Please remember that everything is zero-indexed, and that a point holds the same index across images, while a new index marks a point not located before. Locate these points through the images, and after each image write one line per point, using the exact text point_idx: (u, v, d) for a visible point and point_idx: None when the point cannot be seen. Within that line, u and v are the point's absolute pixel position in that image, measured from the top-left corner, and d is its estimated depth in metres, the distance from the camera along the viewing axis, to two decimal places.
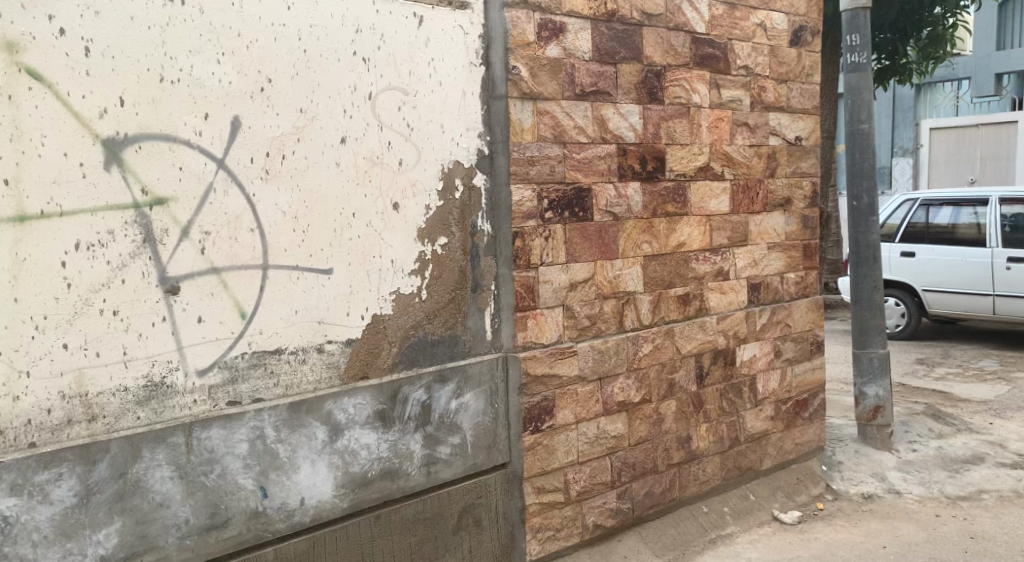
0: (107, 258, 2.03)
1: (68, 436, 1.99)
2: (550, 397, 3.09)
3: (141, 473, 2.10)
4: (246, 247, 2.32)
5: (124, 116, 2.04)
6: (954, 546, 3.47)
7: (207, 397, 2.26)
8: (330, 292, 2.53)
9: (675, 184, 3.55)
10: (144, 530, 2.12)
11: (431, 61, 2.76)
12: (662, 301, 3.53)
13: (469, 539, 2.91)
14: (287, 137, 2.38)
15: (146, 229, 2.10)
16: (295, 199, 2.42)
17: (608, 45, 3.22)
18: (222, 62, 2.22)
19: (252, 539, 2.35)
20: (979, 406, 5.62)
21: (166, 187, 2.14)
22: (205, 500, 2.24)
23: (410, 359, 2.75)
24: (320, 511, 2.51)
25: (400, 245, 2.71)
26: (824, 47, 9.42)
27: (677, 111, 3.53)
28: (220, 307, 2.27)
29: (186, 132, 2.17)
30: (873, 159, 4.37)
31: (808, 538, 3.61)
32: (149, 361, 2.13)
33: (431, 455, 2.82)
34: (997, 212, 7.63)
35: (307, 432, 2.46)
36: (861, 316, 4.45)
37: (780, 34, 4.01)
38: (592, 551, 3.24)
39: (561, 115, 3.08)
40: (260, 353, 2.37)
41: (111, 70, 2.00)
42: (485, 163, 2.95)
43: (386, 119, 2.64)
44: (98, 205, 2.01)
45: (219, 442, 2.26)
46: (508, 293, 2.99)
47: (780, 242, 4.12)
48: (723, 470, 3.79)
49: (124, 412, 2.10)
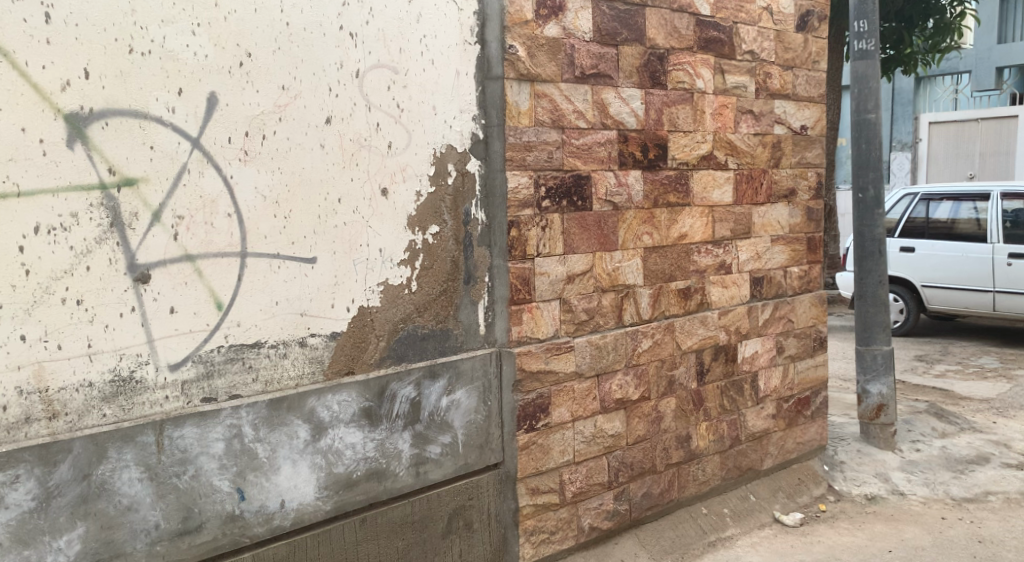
0: (70, 243, 1.87)
1: (26, 435, 1.84)
2: (546, 395, 2.95)
3: (107, 474, 1.95)
4: (223, 233, 2.16)
5: (90, 90, 1.88)
6: (963, 550, 3.35)
7: (179, 394, 2.11)
8: (314, 282, 2.38)
9: (677, 174, 3.41)
10: (110, 536, 1.97)
11: (423, 38, 2.60)
12: (662, 294, 3.39)
13: (459, 543, 2.77)
14: (268, 115, 2.23)
15: (113, 212, 1.94)
16: (276, 181, 2.26)
17: (609, 26, 3.06)
18: (197, 33, 2.06)
19: (228, 544, 2.21)
20: (981, 404, 5.51)
21: (136, 166, 1.98)
22: (177, 503, 2.09)
23: (399, 354, 2.61)
24: (302, 514, 2.37)
25: (388, 233, 2.55)
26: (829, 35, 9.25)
27: (681, 96, 3.38)
28: (195, 297, 2.12)
29: (158, 108, 2.00)
30: (879, 150, 4.23)
31: (811, 541, 3.48)
32: (116, 355, 1.98)
33: (420, 455, 2.67)
34: (998, 207, 7.55)
35: (288, 431, 2.31)
36: (864, 312, 4.33)
37: (786, 19, 3.86)
38: (586, 554, 3.11)
39: (560, 98, 2.93)
40: (237, 347, 2.22)
41: (74, 39, 1.84)
42: (480, 147, 2.79)
43: (375, 100, 2.48)
44: (60, 185, 1.85)
45: (193, 441, 2.11)
46: (503, 285, 2.84)
47: (785, 235, 3.99)
48: (723, 470, 3.67)
49: (89, 409, 1.94)
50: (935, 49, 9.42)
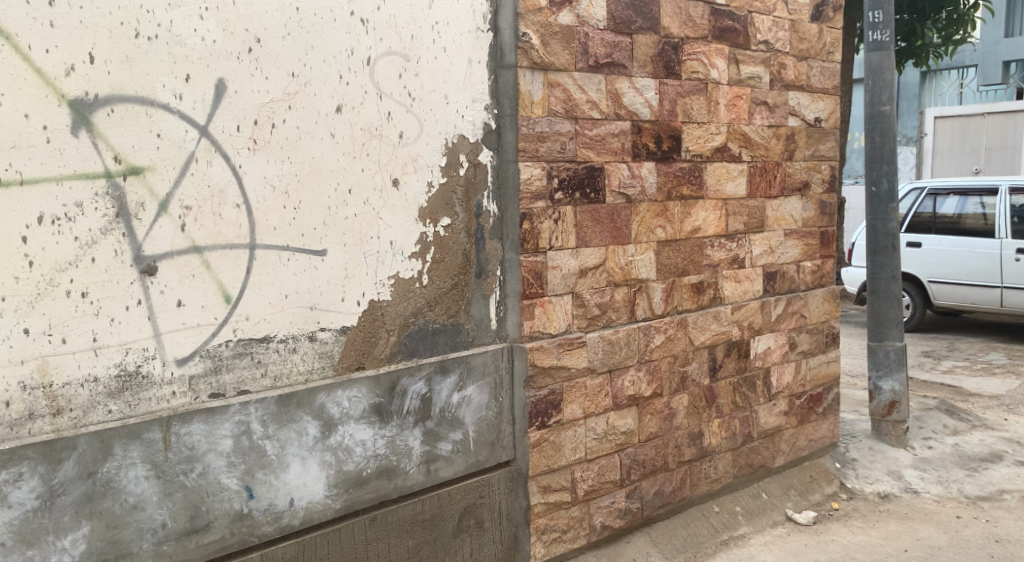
0: (75, 234, 1.81)
1: (30, 431, 1.78)
2: (558, 391, 2.90)
3: (112, 472, 1.89)
4: (231, 224, 2.10)
5: (94, 75, 1.81)
6: (980, 550, 3.31)
7: (187, 389, 2.05)
8: (323, 275, 2.31)
9: (691, 165, 3.35)
10: (115, 536, 1.91)
11: (435, 25, 2.53)
12: (675, 289, 3.33)
13: (470, 542, 2.72)
14: (277, 103, 2.16)
15: (119, 202, 1.88)
16: (285, 171, 2.20)
17: (623, 14, 3.00)
18: (205, 17, 1.99)
19: (236, 544, 2.15)
20: (992, 401, 5.47)
21: (143, 155, 1.91)
22: (184, 502, 2.03)
23: (410, 348, 2.55)
24: (311, 513, 2.31)
25: (399, 226, 2.49)
26: (844, 26, 9.18)
27: (694, 87, 3.32)
28: (202, 290, 2.05)
29: (165, 95, 1.94)
30: (893, 142, 4.16)
31: (824, 540, 3.43)
32: (122, 349, 1.92)
33: (431, 453, 2.62)
34: (1006, 202, 7.48)
35: (297, 428, 2.25)
36: (877, 307, 4.28)
37: (801, 9, 3.79)
38: (598, 553, 3.06)
39: (573, 88, 2.86)
40: (246, 342, 2.16)
41: (78, 22, 1.77)
42: (492, 138, 2.72)
43: (387, 88, 2.42)
44: (63, 174, 1.78)
45: (200, 439, 2.05)
46: (515, 279, 2.78)
47: (797, 229, 3.93)
48: (735, 468, 3.62)
49: (94, 405, 1.88)
50: (949, 40, 9.34)
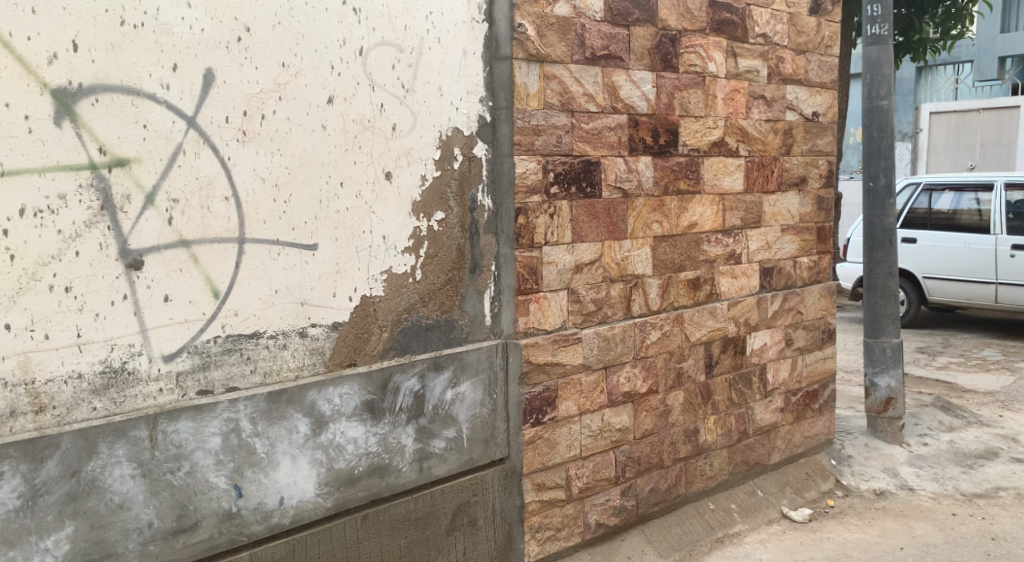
0: (58, 227, 1.76)
1: (12, 429, 1.73)
2: (553, 388, 2.86)
3: (97, 471, 1.85)
4: (220, 218, 2.05)
5: (78, 64, 1.76)
6: (976, 548, 3.29)
7: (174, 386, 2.01)
8: (314, 269, 2.27)
9: (688, 160, 3.31)
10: (100, 536, 1.87)
11: (429, 15, 2.48)
12: (671, 285, 3.30)
13: (463, 540, 2.69)
14: (267, 94, 2.11)
15: (104, 194, 1.83)
16: (275, 163, 2.15)
17: (620, 6, 2.95)
18: (193, 5, 1.94)
19: (225, 544, 2.11)
20: (987, 397, 5.47)
21: (128, 146, 1.86)
22: (171, 501, 1.99)
23: (402, 345, 2.51)
24: (301, 513, 2.27)
25: (392, 220, 2.44)
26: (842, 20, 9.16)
27: (692, 80, 3.28)
28: (190, 285, 2.01)
29: (152, 84, 1.89)
30: (891, 137, 4.13)
31: (820, 538, 3.42)
32: (107, 345, 1.87)
33: (424, 450, 2.58)
34: (1001, 197, 7.47)
35: (288, 425, 2.21)
36: (873, 303, 4.26)
37: (800, 1, 3.75)
38: (593, 551, 3.03)
39: (569, 80, 2.81)
40: (235, 337, 2.11)
41: (61, 8, 1.72)
42: (487, 131, 2.68)
43: (379, 79, 2.37)
44: (46, 165, 1.73)
45: (188, 436, 2.01)
46: (510, 275, 2.74)
47: (794, 225, 3.90)
48: (731, 464, 3.60)
49: (78, 402, 1.84)
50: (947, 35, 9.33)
